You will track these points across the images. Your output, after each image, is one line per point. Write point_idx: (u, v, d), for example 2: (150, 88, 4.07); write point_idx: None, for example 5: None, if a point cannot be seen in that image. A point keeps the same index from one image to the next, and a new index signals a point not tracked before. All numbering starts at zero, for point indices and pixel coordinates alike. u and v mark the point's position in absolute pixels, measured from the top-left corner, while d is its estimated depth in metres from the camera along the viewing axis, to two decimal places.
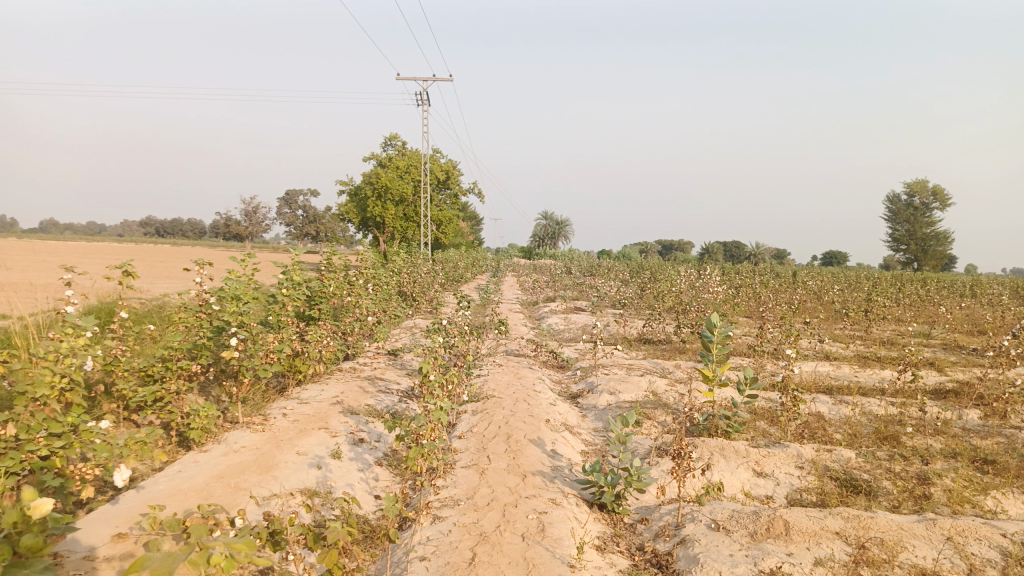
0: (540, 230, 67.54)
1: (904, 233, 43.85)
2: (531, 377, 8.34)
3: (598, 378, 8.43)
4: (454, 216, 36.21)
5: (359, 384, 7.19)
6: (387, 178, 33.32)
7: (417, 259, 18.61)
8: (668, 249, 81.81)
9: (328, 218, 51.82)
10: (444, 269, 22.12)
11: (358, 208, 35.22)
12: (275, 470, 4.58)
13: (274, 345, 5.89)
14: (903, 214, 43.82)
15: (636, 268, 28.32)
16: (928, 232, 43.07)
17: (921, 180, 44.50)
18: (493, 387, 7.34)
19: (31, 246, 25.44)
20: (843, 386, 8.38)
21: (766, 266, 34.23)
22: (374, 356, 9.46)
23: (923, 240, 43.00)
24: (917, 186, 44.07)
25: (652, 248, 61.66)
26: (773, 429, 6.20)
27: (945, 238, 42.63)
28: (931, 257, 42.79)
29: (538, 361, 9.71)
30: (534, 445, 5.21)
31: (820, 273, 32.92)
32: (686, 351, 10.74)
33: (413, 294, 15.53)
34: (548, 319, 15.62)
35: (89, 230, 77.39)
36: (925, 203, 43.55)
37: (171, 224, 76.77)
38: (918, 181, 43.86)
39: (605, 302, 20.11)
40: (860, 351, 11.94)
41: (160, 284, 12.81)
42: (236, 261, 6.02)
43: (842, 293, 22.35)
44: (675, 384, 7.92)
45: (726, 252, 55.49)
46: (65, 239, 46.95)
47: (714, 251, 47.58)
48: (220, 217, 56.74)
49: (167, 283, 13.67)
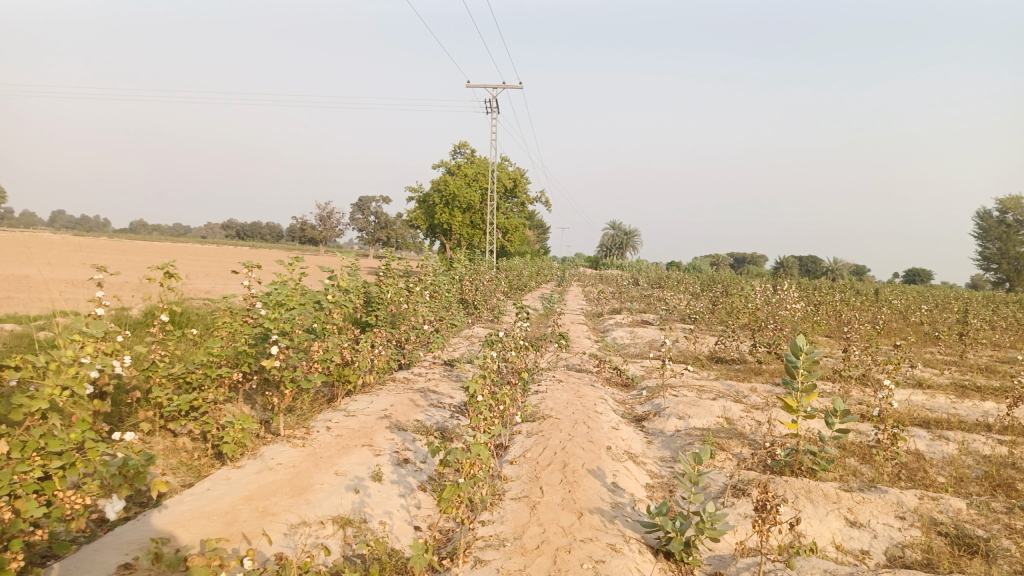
0: (608, 241, 66.60)
1: (996, 251, 41.19)
2: (593, 395, 7.81)
3: (665, 399, 7.83)
4: (521, 224, 35.90)
5: (410, 397, 6.81)
6: (455, 185, 33.29)
7: (482, 266, 18.26)
8: (740, 262, 79.43)
9: (397, 225, 52.35)
10: (509, 278, 21.74)
11: (425, 215, 35.31)
12: (309, 492, 4.20)
13: (319, 354, 5.53)
14: (994, 231, 41.19)
15: (706, 281, 27.29)
16: (1022, 251, 40.30)
17: (1017, 195, 41.69)
18: (551, 405, 6.86)
19: (116, 247, 26.43)
20: (942, 419, 7.51)
21: (845, 282, 32.59)
22: (430, 366, 9.10)
23: (1018, 259, 40.21)
24: (1011, 202, 41.37)
25: (723, 261, 59.99)
26: (865, 468, 5.49)
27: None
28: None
29: (602, 378, 9.15)
30: (594, 477, 4.69)
31: (903, 291, 31.07)
32: (762, 373, 9.97)
33: (475, 302, 15.19)
34: (613, 333, 15.01)
35: (172, 232, 80.64)
36: (1020, 220, 40.82)
37: (249, 227, 79.27)
38: (1013, 196, 41.08)
39: (674, 316, 19.35)
40: (956, 379, 10.89)
41: (226, 288, 12.87)
42: (285, 265, 5.70)
43: (930, 314, 20.89)
44: (750, 411, 7.26)
45: (801, 267, 53.32)
46: (150, 241, 48.89)
47: (789, 266, 45.74)
48: (295, 222, 58.20)
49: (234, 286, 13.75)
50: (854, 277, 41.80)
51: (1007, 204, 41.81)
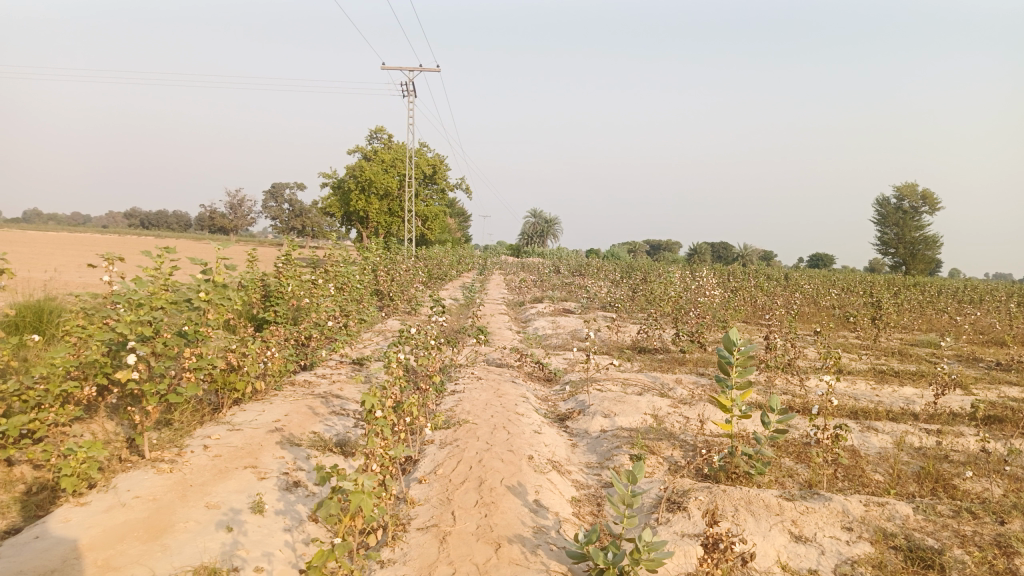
0: (529, 228, 66.45)
1: (893, 236, 43.20)
2: (513, 393, 7.27)
3: (590, 396, 7.35)
4: (441, 211, 35.09)
5: (308, 405, 6.07)
6: (371, 171, 32.14)
7: (398, 255, 17.50)
8: (656, 249, 80.84)
9: (313, 213, 50.48)
10: (427, 266, 20.96)
11: (340, 202, 33.97)
12: (168, 535, 3.44)
13: (193, 362, 4.70)
14: (892, 218, 43.17)
15: (626, 268, 27.27)
16: (917, 236, 42.32)
17: (911, 184, 43.78)
18: (467, 408, 6.26)
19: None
20: (869, 408, 7.32)
21: (757, 268, 33.34)
22: (337, 365, 8.33)
23: (912, 244, 42.22)
24: (907, 191, 43.45)
25: (641, 248, 60.86)
26: (802, 469, 5.14)
27: (935, 242, 41.93)
28: (919, 262, 42.08)
29: (523, 373, 8.61)
30: (513, 496, 4.11)
31: (811, 276, 32.00)
32: (687, 364, 9.67)
33: (390, 293, 14.43)
34: (535, 322, 14.56)
35: (67, 221, 75.42)
36: (915, 208, 42.93)
37: (155, 216, 75.27)
38: (908, 184, 43.13)
39: (595, 304, 19.10)
40: (874, 365, 10.90)
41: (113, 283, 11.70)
42: (151, 257, 4.84)
43: (840, 298, 21.42)
44: (679, 406, 6.86)
45: (714, 253, 54.53)
46: (40, 231, 45.33)
47: (703, 252, 46.62)
48: (204, 211, 55.44)
49: None
50: (765, 262, 42.96)
51: (903, 191, 43.84)
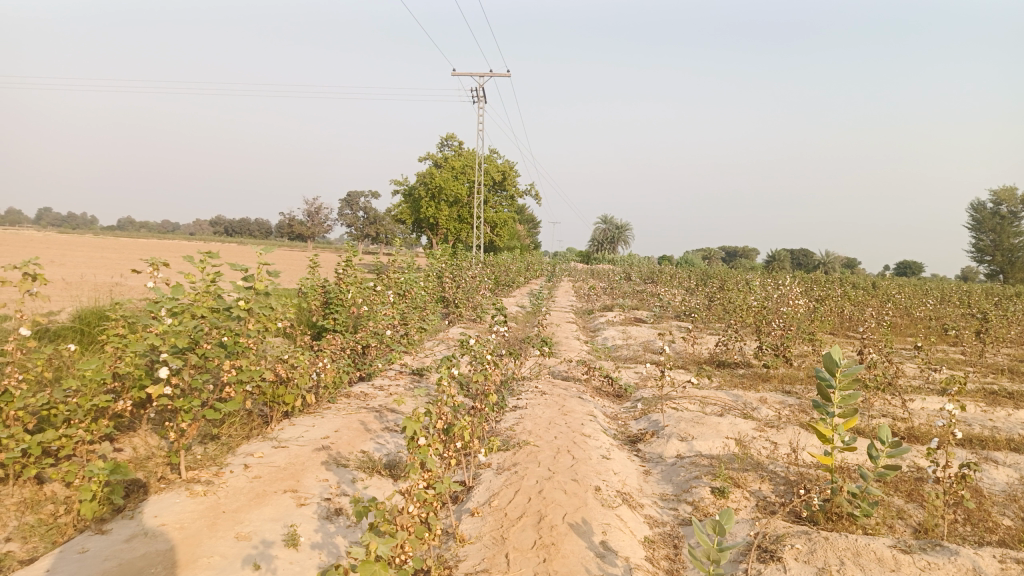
0: (599, 235, 65.54)
1: (989, 242, 40.39)
2: (580, 410, 6.74)
3: (664, 415, 6.75)
4: (510, 218, 34.79)
5: (359, 420, 5.70)
6: (441, 178, 32.14)
7: (466, 263, 17.20)
8: (731, 256, 78.44)
9: (386, 221, 51.08)
10: (495, 272, 20.60)
11: (411, 209, 34.10)
12: (188, 572, 3.09)
13: (230, 377, 4.35)
14: (988, 223, 40.40)
15: (701, 275, 26.27)
16: (1016, 243, 39.42)
17: (1010, 186, 40.85)
18: (529, 427, 5.77)
19: (88, 246, 25.28)
20: (986, 435, 6.45)
21: (840, 276, 31.64)
22: (397, 375, 7.99)
23: (1011, 251, 39.31)
24: (1005, 194, 40.56)
25: (715, 255, 59.10)
26: (914, 510, 4.42)
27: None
28: (1018, 269, 39.17)
29: (591, 388, 8.06)
30: (576, 536, 3.60)
31: (900, 285, 30.13)
32: (771, 381, 8.91)
33: (455, 300, 14.09)
34: (605, 332, 13.95)
35: (157, 229, 78.84)
36: (1014, 212, 40.02)
37: (237, 224, 77.98)
38: (1006, 187, 40.24)
39: (669, 313, 18.30)
40: (982, 384, 9.84)
41: None
42: (193, 263, 4.56)
43: (936, 308, 19.91)
44: (764, 430, 6.18)
45: (793, 260, 52.29)
46: (130, 238, 47.31)
47: (781, 259, 44.75)
48: (282, 218, 56.94)
49: None
50: (848, 270, 40.82)
51: (1001, 195, 40.96)
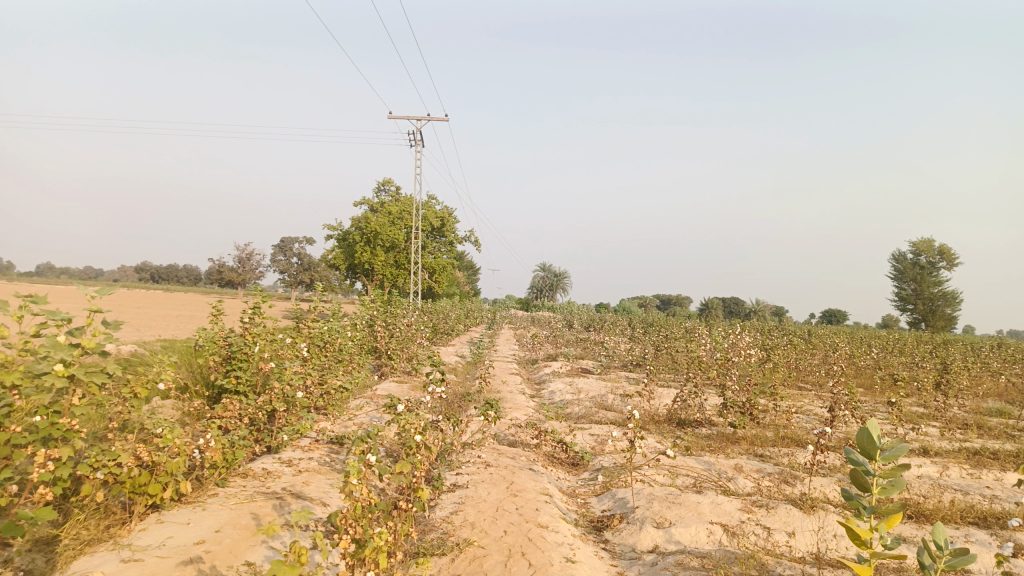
0: (538, 282, 65.15)
1: (912, 292, 41.36)
2: (531, 488, 5.63)
3: (630, 492, 5.70)
4: (449, 264, 33.79)
5: (252, 514, 4.45)
6: (377, 224, 30.97)
7: (401, 310, 16.06)
8: (667, 304, 79.10)
9: (320, 267, 49.28)
10: (432, 320, 19.39)
11: (345, 255, 32.67)
12: None
13: (44, 474, 3.02)
14: (909, 273, 41.37)
15: (643, 323, 25.69)
16: (936, 292, 40.47)
17: (928, 239, 42.18)
18: (470, 517, 4.62)
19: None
20: (995, 509, 5.65)
21: (777, 324, 31.59)
22: (312, 443, 6.74)
23: (932, 300, 40.43)
24: (923, 246, 41.99)
25: (651, 303, 59.25)
26: None
27: (955, 299, 40.11)
28: (938, 318, 40.15)
29: (541, 456, 6.97)
30: None
31: (835, 332, 30.26)
32: (740, 444, 7.98)
33: (388, 351, 12.87)
34: (551, 385, 12.93)
35: (76, 275, 74.63)
36: (932, 263, 41.27)
37: (165, 270, 74.56)
38: (924, 239, 41.51)
39: (615, 364, 17.47)
40: (953, 440, 9.20)
41: None
42: (6, 311, 3.31)
43: (878, 356, 19.67)
44: (752, 512, 5.20)
45: (726, 308, 52.79)
46: (43, 285, 44.18)
47: (715, 307, 44.95)
48: (213, 265, 54.47)
49: None
50: (781, 318, 41.12)
51: (919, 247, 42.29)
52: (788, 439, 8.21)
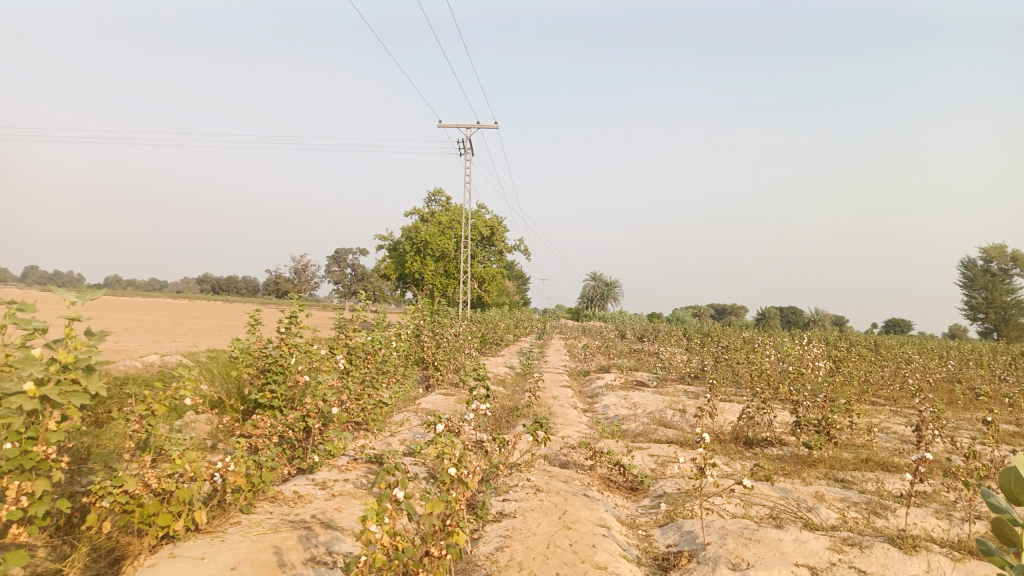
0: (589, 291, 64.31)
1: (982, 300, 39.13)
2: (586, 518, 5.04)
3: (698, 524, 5.05)
4: (499, 273, 33.40)
5: (274, 549, 3.98)
6: (427, 233, 30.84)
7: (450, 320, 15.67)
8: (721, 313, 77.19)
9: (372, 277, 49.57)
10: (481, 330, 18.94)
11: (395, 265, 32.57)
12: None
13: (14, 512, 2.59)
14: (980, 281, 39.15)
15: (699, 333, 24.78)
16: (1009, 300, 38.18)
17: (1000, 244, 39.97)
18: (517, 556, 4.06)
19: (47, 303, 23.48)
20: None
21: (839, 333, 30.15)
22: (349, 462, 6.28)
23: (1004, 308, 38.20)
24: (995, 251, 39.74)
25: (705, 312, 57.77)
26: None
27: None
28: (1012, 328, 37.87)
29: (597, 479, 6.37)
30: None
31: (901, 343, 28.71)
32: (816, 468, 7.23)
33: (436, 363, 12.43)
34: (605, 399, 12.30)
35: (142, 286, 77.31)
36: (1005, 270, 39.04)
37: (225, 281, 76.29)
38: (996, 245, 39.27)
39: (671, 376, 16.71)
40: None
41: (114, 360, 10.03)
42: None
43: (955, 368, 18.36)
44: (843, 552, 4.51)
45: (783, 317, 51.08)
46: (107, 296, 45.50)
47: (772, 317, 43.45)
48: (269, 277, 55.44)
49: (132, 358, 10.94)
50: (842, 328, 39.45)
51: (990, 252, 40.06)
52: (870, 462, 7.43)
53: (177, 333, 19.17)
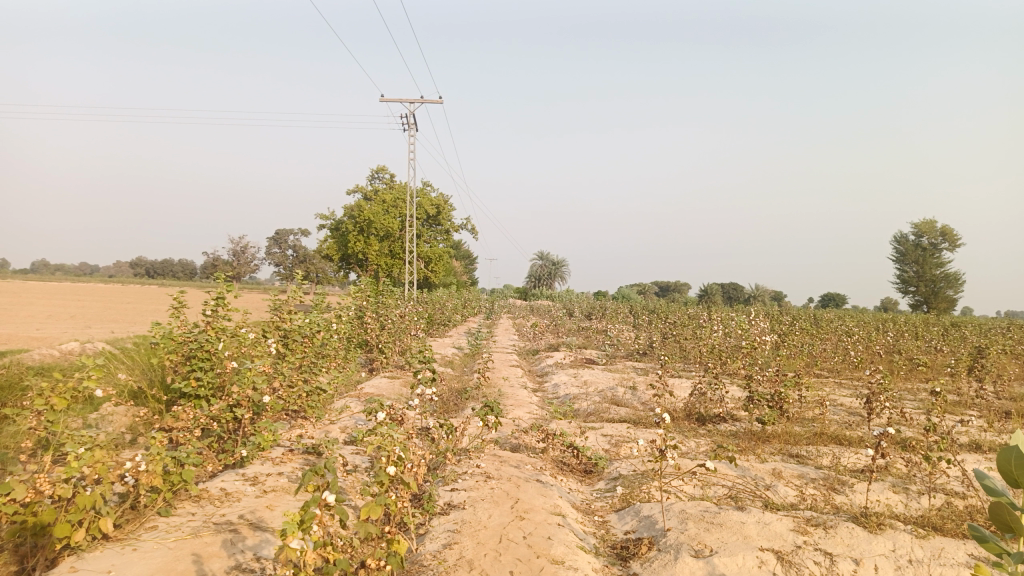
0: (536, 270, 64.19)
1: (914, 274, 40.41)
2: (539, 506, 4.74)
3: (657, 509, 4.81)
4: (445, 253, 32.86)
5: (193, 557, 3.54)
6: (370, 212, 30.05)
7: (395, 300, 15.18)
8: (666, 290, 78.23)
9: (315, 259, 48.33)
10: (427, 310, 18.49)
11: (338, 245, 31.71)
12: None
13: None
14: (912, 255, 40.40)
15: (646, 309, 24.82)
16: (938, 274, 39.53)
17: (930, 219, 41.18)
18: (465, 553, 3.72)
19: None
20: None
21: (781, 308, 30.66)
22: (285, 454, 5.84)
23: (934, 282, 39.54)
24: (925, 226, 41.04)
25: (651, 289, 58.34)
26: None
27: (958, 280, 39.23)
28: (941, 300, 39.24)
29: (549, 463, 6.09)
30: None
31: (840, 316, 29.36)
32: (771, 444, 7.09)
33: (380, 345, 11.96)
34: (555, 378, 12.06)
35: (72, 271, 73.99)
36: (934, 245, 40.39)
37: (161, 265, 73.51)
38: (926, 220, 40.54)
39: (621, 354, 16.59)
40: (998, 431, 8.33)
41: (28, 350, 9.28)
42: None
43: (893, 339, 18.77)
44: (807, 533, 4.32)
45: (725, 293, 51.94)
46: (33, 282, 43.28)
47: (715, 293, 44.11)
48: (208, 260, 53.56)
49: (49, 347, 10.17)
50: (783, 302, 40.21)
51: (921, 227, 41.34)
52: (823, 436, 7.35)
53: (107, 320, 18.14)
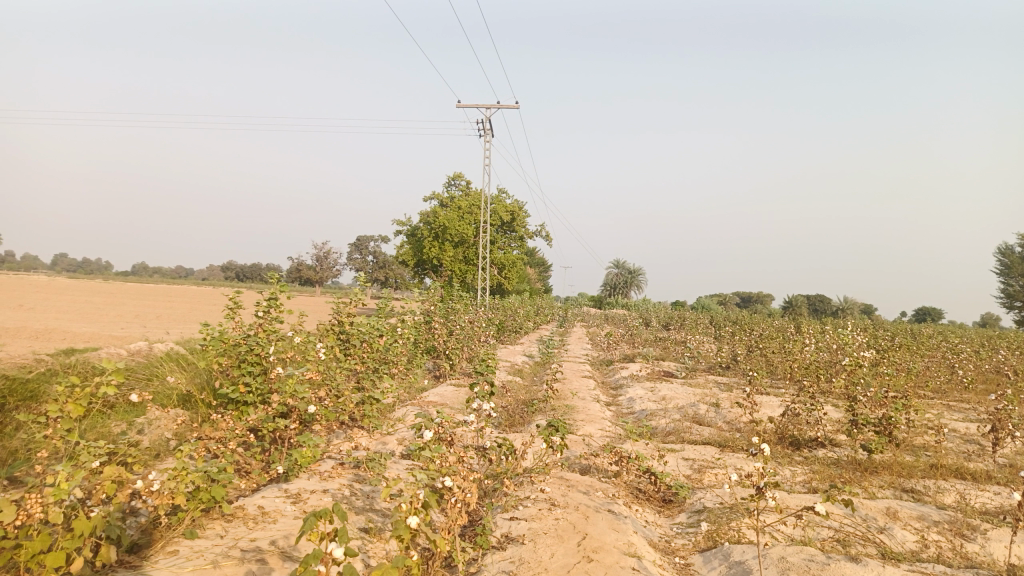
0: (611, 279, 63.05)
1: (1020, 288, 37.36)
2: (611, 544, 4.09)
3: (750, 555, 4.08)
4: (519, 259, 32.45)
5: None
6: (445, 218, 29.97)
7: (466, 306, 14.78)
8: (747, 301, 75.62)
9: (393, 265, 48.83)
10: (499, 316, 18.02)
11: (413, 251, 31.78)
12: None
13: None
14: (1017, 268, 37.40)
15: (727, 321, 23.66)
16: None
17: None
18: None
19: (59, 298, 22.93)
20: None
21: (873, 322, 28.78)
22: (335, 468, 5.40)
23: None
24: None
25: (731, 299, 56.33)
26: None
27: None
28: None
29: (624, 490, 5.43)
30: None
31: (938, 331, 27.28)
32: (880, 476, 6.22)
33: (448, 352, 11.53)
34: (631, 391, 11.33)
35: (167, 274, 77.63)
36: None
37: (248, 269, 76.17)
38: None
39: (701, 367, 15.68)
40: None
41: (100, 351, 9.28)
42: None
43: (1004, 358, 17.10)
44: None
45: (810, 305, 49.56)
46: (131, 284, 45.44)
47: (800, 305, 42.10)
48: (291, 265, 55.04)
49: (123, 348, 10.20)
50: (873, 317, 37.88)
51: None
52: (940, 469, 6.41)
53: (190, 323, 18.50)
